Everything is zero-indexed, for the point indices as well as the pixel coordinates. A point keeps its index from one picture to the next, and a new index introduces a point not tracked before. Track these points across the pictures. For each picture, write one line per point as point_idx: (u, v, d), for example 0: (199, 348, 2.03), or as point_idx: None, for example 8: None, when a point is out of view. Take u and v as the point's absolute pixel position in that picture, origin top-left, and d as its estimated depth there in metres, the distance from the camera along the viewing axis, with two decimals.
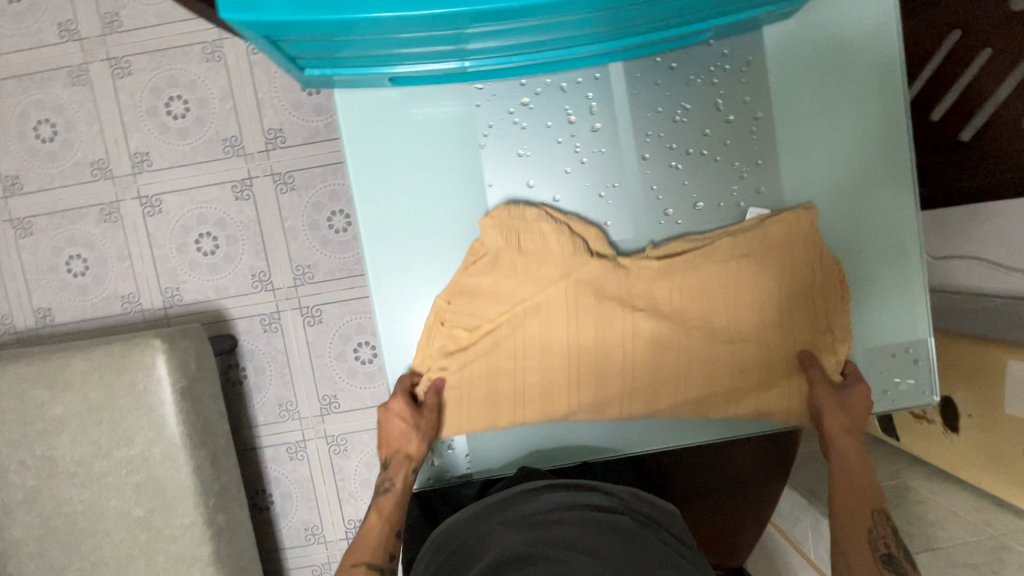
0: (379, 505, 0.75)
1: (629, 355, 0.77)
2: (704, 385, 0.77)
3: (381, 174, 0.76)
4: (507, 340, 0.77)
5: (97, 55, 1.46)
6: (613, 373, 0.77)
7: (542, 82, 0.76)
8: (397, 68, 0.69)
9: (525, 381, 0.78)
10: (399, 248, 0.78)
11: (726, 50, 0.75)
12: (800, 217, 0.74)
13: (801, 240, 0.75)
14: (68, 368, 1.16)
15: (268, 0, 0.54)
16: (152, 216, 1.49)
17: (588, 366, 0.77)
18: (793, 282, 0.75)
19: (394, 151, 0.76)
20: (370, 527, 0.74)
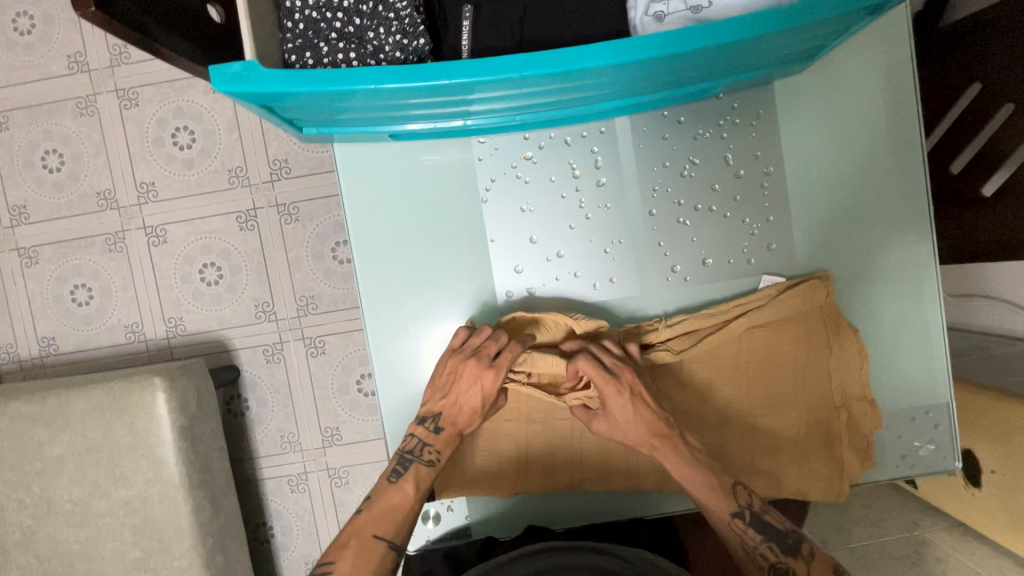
0: (417, 474, 0.69)
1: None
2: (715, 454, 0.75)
3: (381, 227, 0.75)
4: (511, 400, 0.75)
5: (105, 86, 1.46)
6: (617, 439, 0.76)
7: (546, 135, 0.74)
8: (395, 126, 0.68)
9: (529, 444, 0.76)
10: (399, 305, 0.76)
11: (735, 103, 0.73)
12: (820, 293, 0.72)
13: (816, 316, 0.73)
14: (69, 406, 1.15)
15: (260, 73, 0.52)
16: (157, 247, 1.49)
17: (594, 433, 0.76)
18: (808, 353, 0.73)
19: (394, 206, 0.74)
20: (402, 493, 0.68)
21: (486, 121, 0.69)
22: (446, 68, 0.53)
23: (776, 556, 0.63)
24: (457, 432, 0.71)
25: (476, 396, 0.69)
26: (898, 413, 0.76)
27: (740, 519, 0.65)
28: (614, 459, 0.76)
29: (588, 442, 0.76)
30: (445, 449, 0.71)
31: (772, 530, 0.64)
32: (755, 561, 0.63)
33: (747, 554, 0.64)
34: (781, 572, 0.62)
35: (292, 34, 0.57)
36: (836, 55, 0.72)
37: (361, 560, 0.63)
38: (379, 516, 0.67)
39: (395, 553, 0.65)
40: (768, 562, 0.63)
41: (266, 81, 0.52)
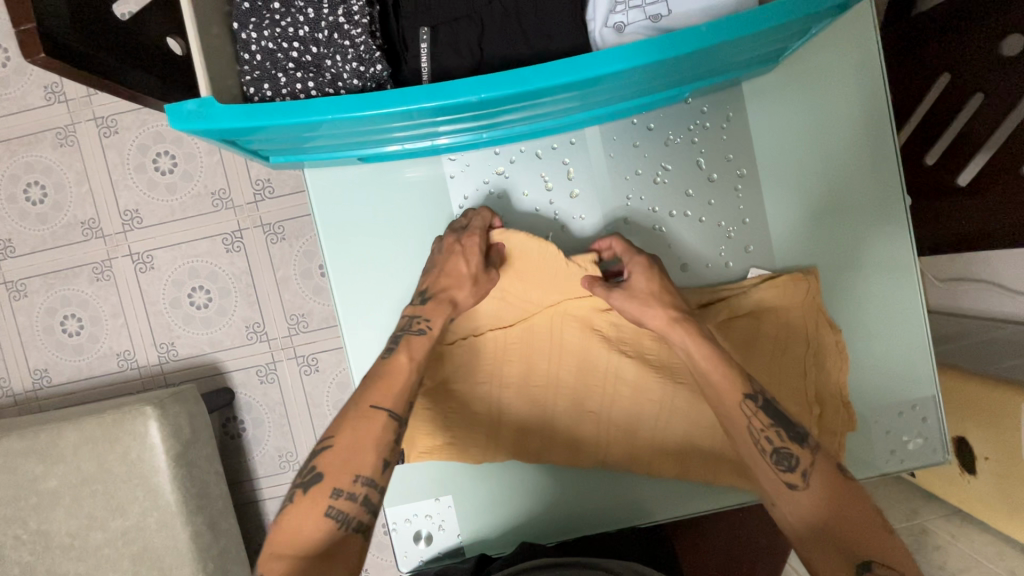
0: (409, 341, 0.66)
1: (613, 422, 0.76)
2: (690, 446, 0.75)
3: (355, 251, 0.74)
4: (483, 403, 0.76)
5: (83, 115, 1.46)
6: (597, 448, 0.76)
7: (516, 149, 0.73)
8: (363, 151, 0.68)
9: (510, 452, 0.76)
10: (378, 328, 0.75)
11: (705, 107, 0.72)
12: (797, 291, 0.72)
13: (789, 313, 0.73)
14: (61, 440, 1.15)
15: (217, 108, 0.51)
16: (145, 273, 1.49)
17: (568, 410, 0.76)
18: (785, 347, 0.73)
19: (367, 227, 0.74)
20: (398, 363, 0.65)
21: (456, 139, 0.69)
22: (406, 94, 0.52)
23: (780, 441, 0.61)
24: (449, 298, 0.68)
25: (454, 268, 0.68)
26: (883, 409, 0.76)
27: (752, 402, 0.63)
28: (587, 448, 0.76)
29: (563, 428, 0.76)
30: (437, 318, 0.68)
31: (780, 417, 0.63)
32: (759, 445, 0.62)
33: (749, 437, 0.62)
34: (782, 455, 0.61)
35: (249, 65, 0.56)
36: (801, 54, 0.71)
37: (361, 430, 0.60)
38: (375, 387, 0.63)
39: (396, 423, 0.62)
40: (772, 445, 0.61)
41: (224, 117, 0.51)
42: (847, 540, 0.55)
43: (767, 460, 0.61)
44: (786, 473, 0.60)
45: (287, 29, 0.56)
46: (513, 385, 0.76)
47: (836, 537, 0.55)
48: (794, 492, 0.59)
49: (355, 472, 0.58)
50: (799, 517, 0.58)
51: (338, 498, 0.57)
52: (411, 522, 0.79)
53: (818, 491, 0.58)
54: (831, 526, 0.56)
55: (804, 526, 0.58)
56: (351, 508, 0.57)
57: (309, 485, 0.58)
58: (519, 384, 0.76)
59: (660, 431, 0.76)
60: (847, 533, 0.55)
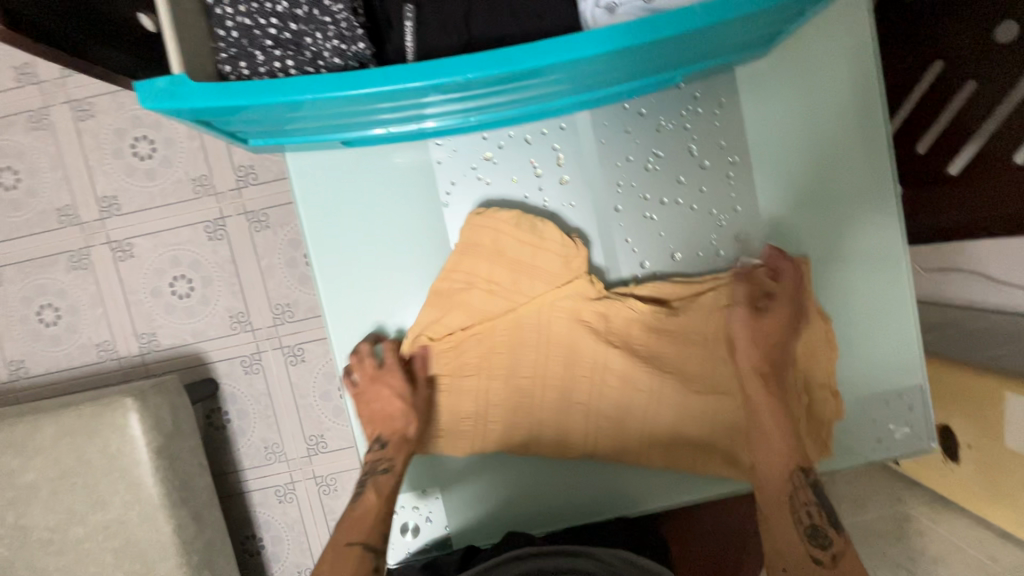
0: (377, 483, 0.71)
1: (600, 415, 0.74)
2: (678, 441, 0.74)
3: (340, 239, 0.73)
4: (468, 394, 0.74)
5: (57, 98, 1.41)
6: (585, 441, 0.74)
7: (505, 134, 0.72)
8: (347, 134, 0.66)
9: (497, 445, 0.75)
10: (363, 316, 0.74)
11: (697, 92, 0.71)
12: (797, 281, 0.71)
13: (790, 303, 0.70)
14: (38, 433, 1.12)
15: (190, 87, 0.49)
16: (124, 262, 1.45)
17: (555, 400, 0.73)
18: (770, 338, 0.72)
19: (349, 213, 0.72)
20: (366, 503, 0.69)
21: (442, 122, 0.67)
22: (389, 74, 0.50)
23: (821, 520, 0.66)
24: (401, 437, 0.72)
25: (393, 399, 0.71)
26: (871, 398, 0.76)
27: (803, 477, 0.69)
28: (573, 442, 0.74)
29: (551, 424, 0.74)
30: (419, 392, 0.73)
31: (822, 501, 0.67)
32: (797, 514, 0.67)
33: (789, 505, 0.68)
34: (818, 532, 0.65)
35: (225, 43, 0.54)
36: (794, 39, 0.70)
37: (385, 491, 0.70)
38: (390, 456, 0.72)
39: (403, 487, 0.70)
40: (809, 519, 0.66)
41: (198, 97, 0.49)
42: None
43: (801, 531, 0.66)
44: (817, 548, 0.64)
45: (264, 4, 0.53)
46: (495, 382, 0.74)
47: None
48: (817, 567, 0.63)
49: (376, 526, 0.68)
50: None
51: None
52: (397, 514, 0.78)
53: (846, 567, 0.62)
54: None
55: None
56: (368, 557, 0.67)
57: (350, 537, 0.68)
58: (501, 381, 0.74)
59: (648, 430, 0.74)
60: None
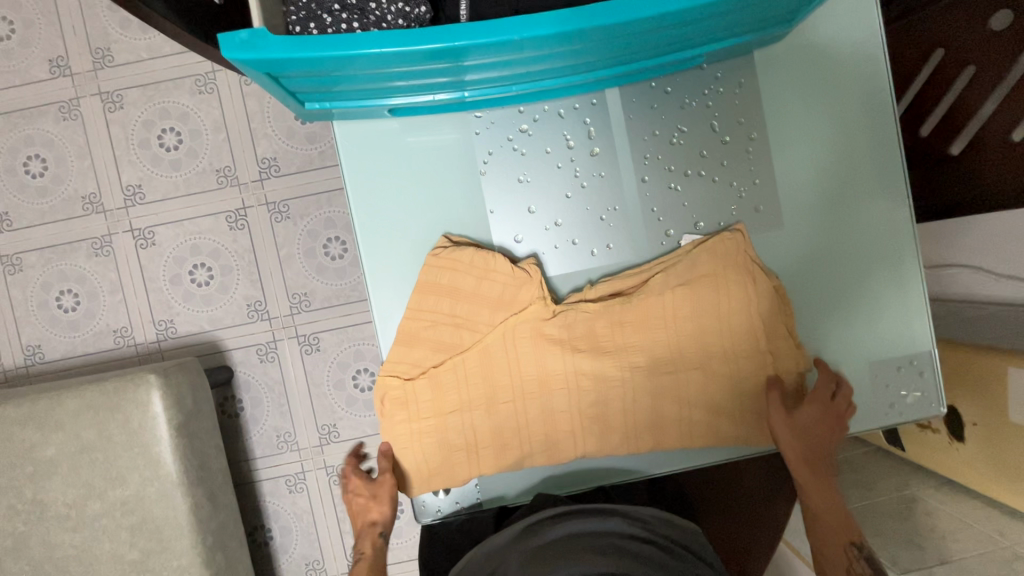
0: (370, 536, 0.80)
1: (627, 376, 0.77)
2: (705, 405, 0.77)
3: (369, 213, 0.76)
4: (500, 359, 0.76)
5: (88, 90, 1.46)
6: (614, 403, 0.77)
7: (539, 109, 0.76)
8: (395, 99, 0.70)
9: (526, 409, 0.77)
10: (398, 278, 0.77)
11: (719, 73, 0.76)
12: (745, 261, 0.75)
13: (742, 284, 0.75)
14: (61, 407, 1.13)
15: (268, 39, 0.54)
16: (145, 249, 1.48)
17: (586, 364, 0.76)
18: (729, 315, 0.76)
19: (381, 186, 0.76)
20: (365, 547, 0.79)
21: (483, 92, 0.72)
22: (447, 32, 0.56)
23: (864, 553, 0.74)
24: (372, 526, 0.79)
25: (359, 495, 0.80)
26: (884, 364, 0.80)
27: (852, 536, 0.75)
28: (603, 404, 0.77)
29: (583, 388, 0.77)
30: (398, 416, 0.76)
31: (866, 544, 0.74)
32: (847, 552, 0.74)
33: (840, 549, 0.74)
34: (868, 561, 0.73)
35: (296, 7, 0.58)
36: (808, 26, 0.76)
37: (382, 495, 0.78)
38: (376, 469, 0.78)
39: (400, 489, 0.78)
40: (858, 556, 0.74)
41: (276, 47, 0.53)
42: None
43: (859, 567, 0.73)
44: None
45: None
46: (527, 345, 0.76)
47: None
48: None
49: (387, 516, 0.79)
50: None
51: None
52: None
53: None
54: None
55: None
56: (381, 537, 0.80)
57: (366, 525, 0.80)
58: (533, 345, 0.76)
59: (675, 392, 0.77)
60: None
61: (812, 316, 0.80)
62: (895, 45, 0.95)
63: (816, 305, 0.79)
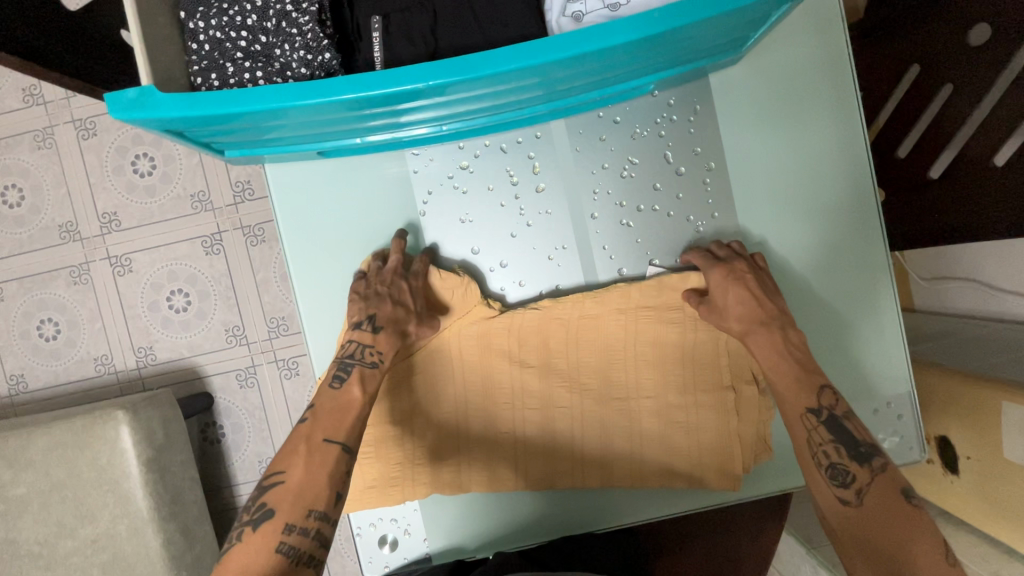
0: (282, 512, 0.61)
1: (577, 422, 0.73)
2: (661, 450, 0.73)
3: (304, 254, 0.73)
4: (447, 407, 0.74)
5: (62, 117, 1.45)
6: (562, 454, 0.74)
7: (480, 144, 0.72)
8: (322, 143, 0.67)
9: (471, 457, 0.74)
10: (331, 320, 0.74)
11: (672, 99, 0.71)
12: (743, 257, 0.68)
13: (741, 280, 0.66)
14: (30, 446, 1.12)
15: (158, 98, 0.50)
16: (123, 276, 1.47)
17: (535, 412, 0.74)
18: (688, 354, 0.72)
19: (314, 225, 0.73)
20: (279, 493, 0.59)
21: (416, 131, 0.68)
22: (350, 82, 0.51)
23: (838, 456, 0.61)
24: (398, 330, 0.68)
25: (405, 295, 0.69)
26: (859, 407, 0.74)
27: (815, 415, 0.64)
28: (554, 451, 0.74)
29: (529, 440, 0.74)
30: (388, 348, 0.68)
31: (845, 432, 0.62)
32: (815, 458, 0.63)
33: (807, 451, 0.63)
34: (838, 470, 0.61)
35: (197, 56, 0.55)
36: (768, 45, 0.70)
37: (315, 466, 0.61)
38: (327, 422, 0.64)
39: (349, 457, 0.62)
40: (829, 459, 0.62)
41: (165, 106, 0.50)
42: (899, 565, 0.53)
43: (823, 475, 0.62)
44: (840, 488, 0.60)
45: (234, 18, 0.54)
46: (477, 393, 0.74)
47: (883, 560, 0.55)
48: (846, 508, 0.59)
49: (308, 508, 0.59)
50: (847, 527, 0.59)
51: (290, 533, 0.58)
52: (376, 526, 0.76)
53: (872, 505, 0.58)
54: (861, 535, 0.57)
55: (848, 545, 0.58)
56: (303, 542, 0.58)
57: (259, 522, 0.58)
58: (483, 393, 0.74)
59: (627, 438, 0.73)
60: (897, 558, 0.54)
61: None
62: (874, 58, 0.88)
63: None
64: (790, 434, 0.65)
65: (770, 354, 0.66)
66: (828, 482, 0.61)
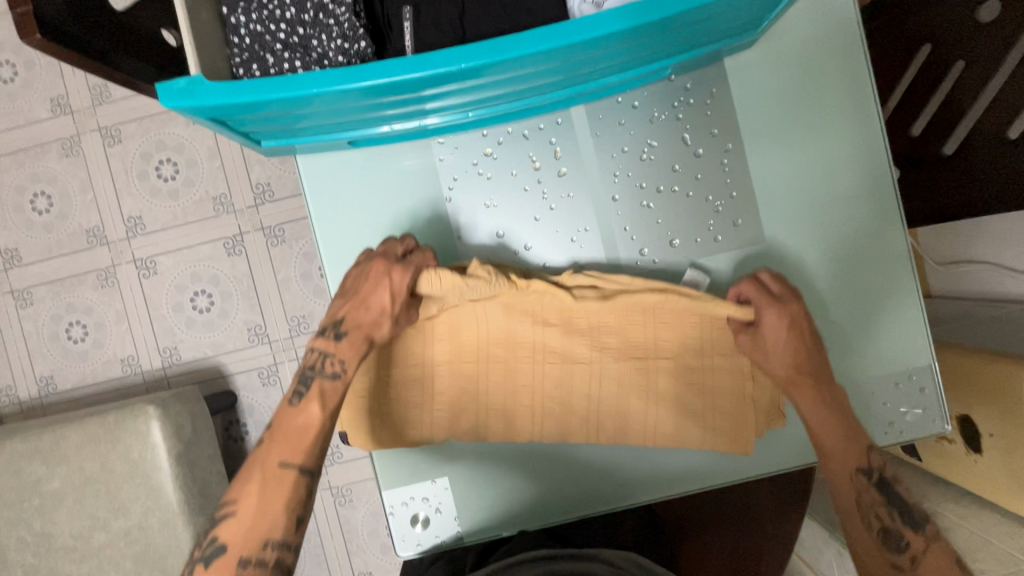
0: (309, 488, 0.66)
1: (596, 395, 0.75)
2: (677, 411, 0.74)
3: (335, 233, 0.76)
4: (467, 380, 0.76)
5: (88, 126, 1.50)
6: (578, 428, 0.76)
7: (503, 131, 0.74)
8: (353, 132, 0.69)
9: (490, 431, 0.76)
10: None
11: (688, 84, 0.73)
12: (798, 297, 0.69)
13: (796, 330, 0.69)
14: (64, 441, 1.16)
15: (205, 86, 0.53)
16: (148, 278, 1.51)
17: (556, 389, 0.76)
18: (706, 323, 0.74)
19: (343, 206, 0.75)
20: (301, 431, 0.67)
21: (443, 119, 0.70)
22: (385, 68, 0.54)
23: (890, 520, 0.68)
24: (362, 338, 0.69)
25: (380, 295, 0.68)
26: (880, 381, 0.76)
27: (867, 477, 0.69)
28: (577, 424, 0.76)
29: (553, 416, 0.76)
30: (351, 357, 0.69)
31: (895, 497, 0.69)
32: (868, 520, 0.68)
33: (858, 511, 0.69)
34: (893, 534, 0.67)
35: (239, 48, 0.59)
36: (783, 28, 0.72)
37: (270, 493, 0.64)
38: (283, 443, 0.66)
39: (307, 479, 0.66)
40: (882, 522, 0.68)
41: (212, 93, 0.53)
42: None
43: (876, 534, 0.68)
44: (895, 552, 0.66)
45: (274, 11, 0.58)
46: (498, 371, 0.76)
47: None
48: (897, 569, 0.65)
49: (264, 539, 0.63)
50: None
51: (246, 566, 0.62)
52: (408, 504, 0.79)
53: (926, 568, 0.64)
54: None
55: None
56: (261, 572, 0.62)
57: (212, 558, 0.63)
58: (505, 372, 0.76)
59: (643, 401, 0.75)
60: None
61: None
62: (883, 44, 0.91)
63: None
64: (839, 492, 0.71)
65: (817, 403, 0.69)
66: (880, 542, 0.67)
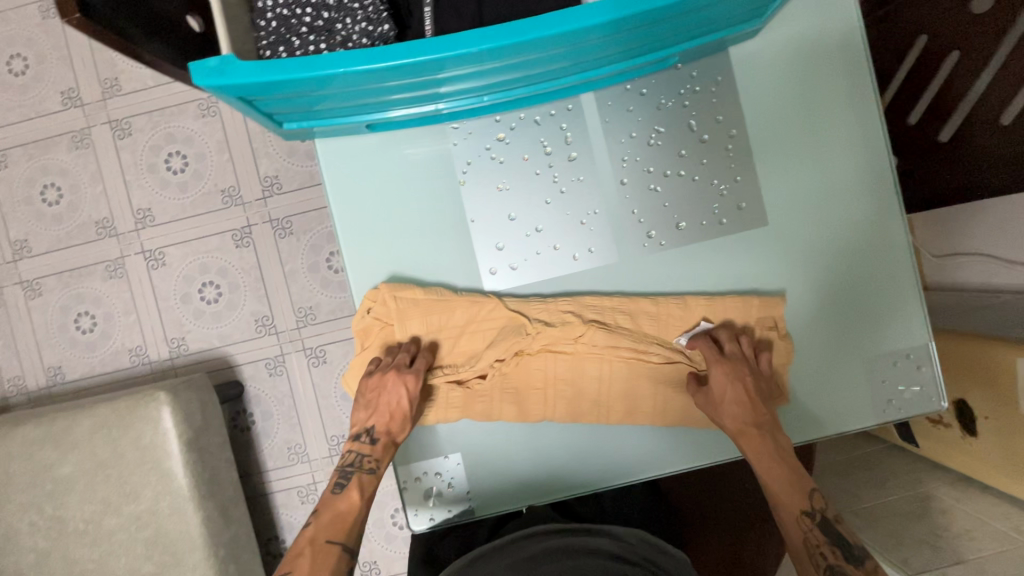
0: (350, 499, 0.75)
1: (605, 374, 0.78)
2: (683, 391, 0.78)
3: (353, 217, 0.78)
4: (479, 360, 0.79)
5: (98, 118, 1.52)
6: (588, 407, 0.78)
7: (516, 117, 0.77)
8: (371, 115, 0.72)
9: (501, 411, 0.78)
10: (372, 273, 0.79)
11: (695, 72, 0.76)
12: (739, 359, 0.75)
13: (737, 382, 0.73)
14: (77, 426, 1.17)
15: (235, 65, 0.55)
16: (156, 269, 1.52)
17: (566, 368, 0.78)
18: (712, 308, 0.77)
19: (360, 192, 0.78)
20: (349, 500, 0.76)
21: (457, 103, 0.73)
22: (408, 48, 0.56)
23: (835, 559, 0.67)
24: (390, 441, 0.76)
25: (397, 398, 0.75)
26: (879, 359, 0.78)
27: (809, 517, 0.70)
28: (586, 403, 0.78)
29: (563, 394, 0.78)
30: (384, 456, 0.77)
31: (835, 535, 0.68)
32: (813, 558, 0.67)
33: (806, 552, 0.68)
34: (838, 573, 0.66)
35: (265, 32, 0.62)
36: (786, 19, 0.75)
37: (319, 564, 0.70)
38: (329, 525, 0.74)
39: (349, 555, 0.73)
40: (827, 561, 0.67)
41: (242, 72, 0.55)
42: None
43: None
44: None
45: None
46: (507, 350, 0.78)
47: None
48: None
49: None
50: None
51: None
52: (422, 480, 0.81)
53: None
54: None
55: None
56: None
57: None
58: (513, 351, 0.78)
59: (653, 382, 0.78)
60: None
61: (804, 313, 0.78)
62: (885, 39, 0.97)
63: (806, 303, 0.78)
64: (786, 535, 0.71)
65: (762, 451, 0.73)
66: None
